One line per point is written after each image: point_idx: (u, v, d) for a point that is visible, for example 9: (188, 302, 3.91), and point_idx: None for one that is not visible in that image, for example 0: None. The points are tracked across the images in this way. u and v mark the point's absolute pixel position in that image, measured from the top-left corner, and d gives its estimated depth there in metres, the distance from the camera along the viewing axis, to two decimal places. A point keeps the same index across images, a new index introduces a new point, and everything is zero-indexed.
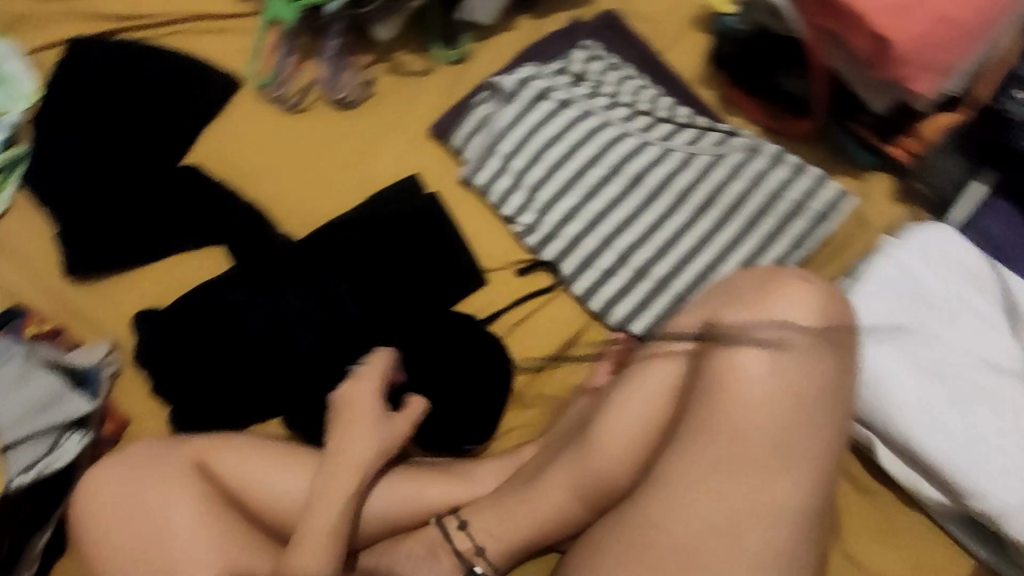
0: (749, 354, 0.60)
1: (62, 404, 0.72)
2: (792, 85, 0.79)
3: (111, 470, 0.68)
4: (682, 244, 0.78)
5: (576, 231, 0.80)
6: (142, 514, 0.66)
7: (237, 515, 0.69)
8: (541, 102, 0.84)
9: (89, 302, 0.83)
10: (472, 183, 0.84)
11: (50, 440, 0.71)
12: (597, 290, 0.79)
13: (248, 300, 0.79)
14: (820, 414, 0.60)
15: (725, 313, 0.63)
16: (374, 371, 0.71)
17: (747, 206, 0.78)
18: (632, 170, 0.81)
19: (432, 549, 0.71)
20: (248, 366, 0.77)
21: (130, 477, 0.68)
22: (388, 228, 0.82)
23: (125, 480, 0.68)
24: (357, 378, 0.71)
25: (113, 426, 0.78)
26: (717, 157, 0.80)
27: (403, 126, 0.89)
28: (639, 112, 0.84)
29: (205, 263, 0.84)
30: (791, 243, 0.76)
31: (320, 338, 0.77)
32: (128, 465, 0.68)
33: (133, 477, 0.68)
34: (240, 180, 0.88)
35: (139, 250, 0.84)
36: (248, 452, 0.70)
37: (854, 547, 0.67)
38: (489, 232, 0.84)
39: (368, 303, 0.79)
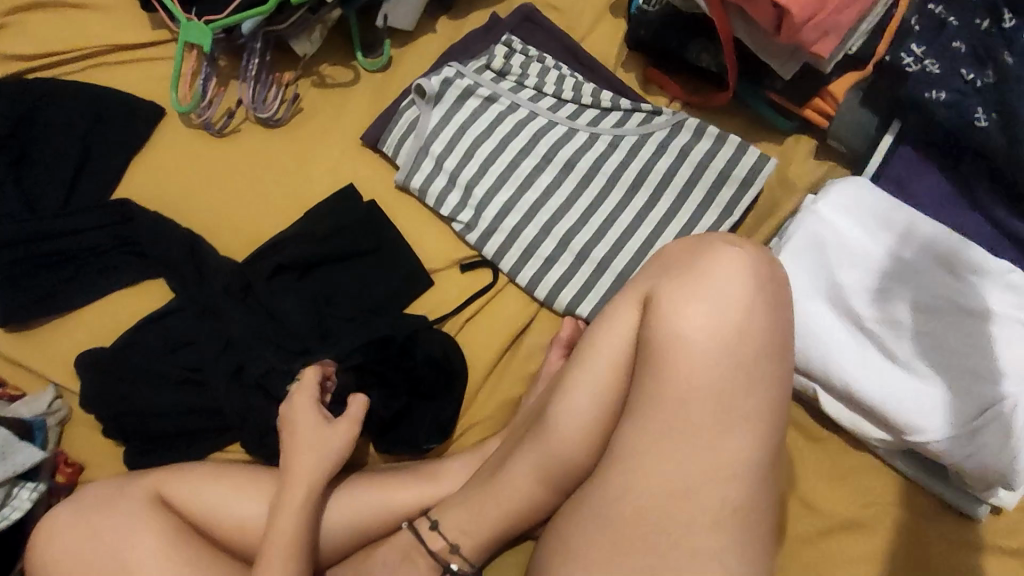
0: (689, 318, 0.62)
1: (13, 454, 0.70)
2: (707, 61, 0.81)
3: (67, 519, 0.67)
4: (619, 224, 0.80)
5: (515, 223, 0.81)
6: (103, 559, 0.65)
7: (204, 544, 0.68)
8: (468, 100, 0.85)
9: (24, 349, 0.81)
10: (408, 187, 0.85)
11: (1, 493, 0.69)
12: (541, 279, 0.80)
13: (194, 331, 0.79)
14: (766, 369, 0.62)
15: (663, 284, 0.64)
16: (305, 385, 0.71)
17: (676, 180, 0.80)
18: (563, 158, 0.82)
19: (406, 553, 0.72)
20: (200, 393, 0.77)
21: (87, 524, 0.66)
22: (327, 241, 0.82)
23: (82, 528, 0.66)
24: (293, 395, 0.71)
25: (67, 474, 0.76)
26: (643, 137, 0.82)
27: (333, 138, 0.89)
28: (564, 101, 0.86)
29: (148, 297, 0.83)
30: (721, 211, 0.79)
31: (270, 357, 0.77)
32: (82, 513, 0.67)
33: (90, 523, 0.66)
34: (173, 209, 0.87)
35: (74, 292, 0.82)
36: (208, 479, 0.69)
37: (813, 495, 0.69)
38: (431, 233, 0.84)
39: (314, 315, 0.79)
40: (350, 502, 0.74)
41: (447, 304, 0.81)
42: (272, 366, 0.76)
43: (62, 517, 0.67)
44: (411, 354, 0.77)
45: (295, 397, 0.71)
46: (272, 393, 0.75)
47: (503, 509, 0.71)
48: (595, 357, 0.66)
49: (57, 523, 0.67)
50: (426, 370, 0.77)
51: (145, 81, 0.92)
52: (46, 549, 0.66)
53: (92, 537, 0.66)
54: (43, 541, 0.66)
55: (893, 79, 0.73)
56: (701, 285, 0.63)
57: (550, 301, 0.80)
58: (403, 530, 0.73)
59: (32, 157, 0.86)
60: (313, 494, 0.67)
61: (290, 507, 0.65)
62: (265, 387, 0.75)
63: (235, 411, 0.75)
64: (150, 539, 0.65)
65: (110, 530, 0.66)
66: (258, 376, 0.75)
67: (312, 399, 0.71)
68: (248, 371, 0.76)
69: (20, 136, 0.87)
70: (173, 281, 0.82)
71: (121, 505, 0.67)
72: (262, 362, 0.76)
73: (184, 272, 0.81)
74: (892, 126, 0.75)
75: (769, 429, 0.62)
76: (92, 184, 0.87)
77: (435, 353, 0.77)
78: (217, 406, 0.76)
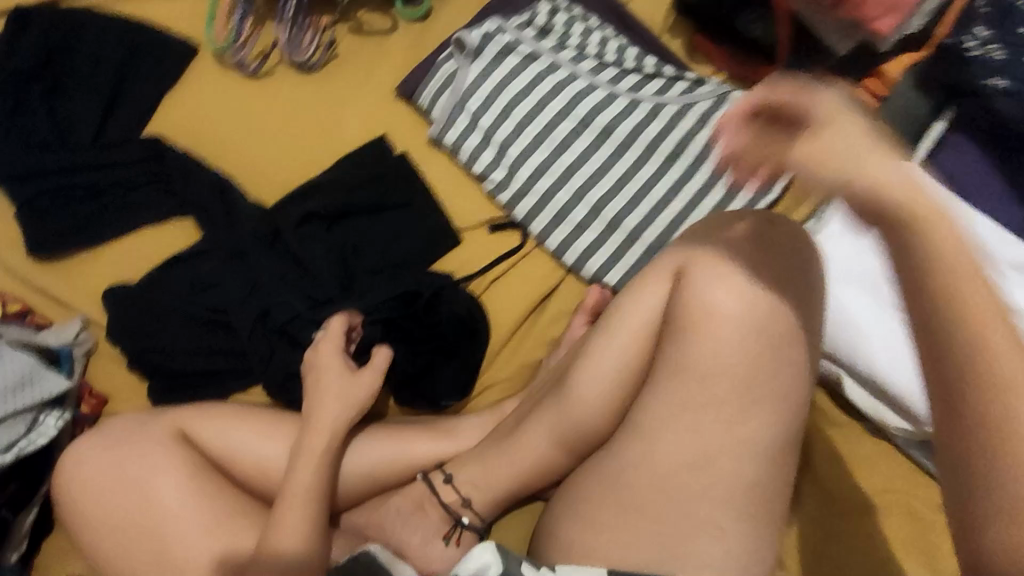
0: (721, 289, 0.61)
1: (37, 382, 0.71)
2: (760, 29, 0.78)
3: (93, 448, 0.68)
4: (653, 194, 0.79)
5: (548, 186, 0.80)
6: (126, 489, 0.66)
7: (225, 481, 0.69)
8: (508, 57, 0.83)
9: (52, 281, 0.81)
10: (441, 141, 0.83)
11: (26, 420, 0.70)
12: (570, 245, 0.79)
13: (220, 272, 0.79)
14: (795, 350, 0.61)
15: (698, 255, 0.64)
16: (331, 334, 0.72)
17: (715, 154, 0.79)
18: (601, 123, 0.81)
19: (420, 503, 0.74)
20: (224, 334, 0.78)
21: (111, 454, 0.67)
22: (356, 190, 0.81)
23: (107, 458, 0.67)
24: (318, 343, 0.72)
25: (91, 405, 0.77)
26: (684, 107, 0.81)
27: (369, 87, 0.88)
28: (606, 64, 0.83)
29: (176, 236, 0.83)
30: (759, 188, 0.77)
31: (295, 304, 0.77)
32: (107, 444, 0.68)
33: (115, 453, 0.67)
34: (204, 150, 0.86)
35: (101, 227, 0.82)
36: (230, 420, 0.70)
37: (829, 479, 0.69)
38: (461, 190, 0.83)
39: (341, 266, 0.80)
40: (368, 450, 0.75)
41: (474, 264, 0.81)
42: (300, 313, 0.76)
43: (86, 447, 0.68)
44: (437, 311, 0.77)
45: (322, 345, 0.72)
46: (298, 340, 0.76)
47: (518, 470, 0.71)
48: (621, 327, 0.66)
49: (81, 452, 0.68)
50: (451, 327, 0.77)
51: (180, 16, 0.90)
52: (70, 476, 0.67)
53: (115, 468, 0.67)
54: (68, 468, 0.68)
55: (953, 62, 0.71)
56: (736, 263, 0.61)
57: (577, 267, 0.79)
58: (418, 482, 0.75)
59: (65, 87, 0.85)
60: (333, 441, 0.68)
61: (312, 452, 0.66)
62: (291, 333, 0.76)
63: (260, 355, 0.76)
64: (172, 474, 0.67)
65: (133, 462, 0.67)
66: (285, 321, 0.76)
67: (338, 347, 0.72)
68: (274, 316, 0.76)
69: (53, 66, 0.86)
70: (202, 222, 0.82)
71: (144, 438, 0.68)
72: (289, 309, 0.76)
73: (213, 213, 0.81)
74: (945, 112, 0.74)
75: (791, 411, 0.62)
76: (124, 119, 0.86)
77: (460, 311, 0.77)
78: (241, 348, 0.77)
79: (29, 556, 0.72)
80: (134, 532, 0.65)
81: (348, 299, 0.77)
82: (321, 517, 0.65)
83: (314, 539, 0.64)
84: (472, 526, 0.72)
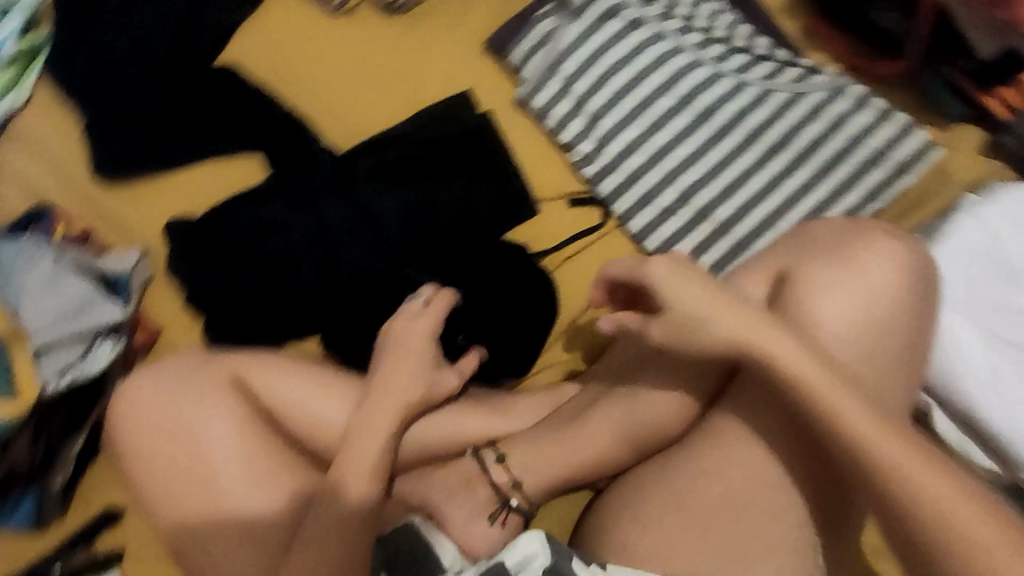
0: (824, 299, 0.58)
1: (94, 309, 0.69)
2: (889, 22, 0.74)
3: (147, 382, 0.66)
4: (750, 187, 0.73)
5: (637, 165, 0.75)
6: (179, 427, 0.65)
7: (277, 433, 0.68)
8: (610, 21, 0.78)
9: (114, 204, 0.79)
10: (529, 104, 0.79)
11: (82, 345, 0.69)
12: (654, 230, 0.75)
13: (285, 216, 0.75)
14: (889, 374, 0.58)
15: (804, 261, 0.60)
16: (435, 308, 0.69)
17: (823, 150, 0.73)
18: (702, 103, 0.75)
19: (469, 482, 0.71)
20: (282, 282, 0.74)
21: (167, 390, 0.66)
22: (435, 147, 0.77)
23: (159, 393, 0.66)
24: (419, 316, 0.69)
25: (144, 336, 0.75)
26: (796, 95, 0.74)
27: (457, 36, 0.83)
28: (714, 40, 0.77)
29: (242, 172, 0.80)
30: (868, 193, 0.71)
31: (363, 259, 0.74)
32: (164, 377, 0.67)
33: (170, 389, 0.66)
34: (279, 85, 0.82)
35: (168, 154, 0.79)
36: (289, 371, 0.69)
37: (869, 526, 0.70)
38: (543, 158, 0.79)
39: (411, 224, 0.75)
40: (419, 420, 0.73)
41: (550, 238, 0.77)
42: (368, 268, 0.73)
43: (141, 379, 0.67)
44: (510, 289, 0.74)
45: (420, 318, 0.69)
46: (361, 296, 0.73)
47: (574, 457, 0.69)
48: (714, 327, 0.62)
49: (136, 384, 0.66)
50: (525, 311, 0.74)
51: None
52: (122, 408, 0.66)
53: (168, 405, 0.65)
54: (121, 399, 0.66)
55: None
56: (851, 274, 0.58)
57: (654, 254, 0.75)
58: (468, 457, 0.72)
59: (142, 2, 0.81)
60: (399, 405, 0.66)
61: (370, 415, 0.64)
62: (354, 289, 0.73)
63: (323, 307, 0.74)
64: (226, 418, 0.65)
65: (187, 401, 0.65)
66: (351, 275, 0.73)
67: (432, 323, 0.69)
68: (342, 268, 0.74)
69: None
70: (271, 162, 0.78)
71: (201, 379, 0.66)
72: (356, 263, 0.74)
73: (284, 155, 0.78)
74: None
75: (880, 438, 0.58)
76: (198, 41, 0.82)
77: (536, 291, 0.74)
78: (299, 297, 0.74)
79: (72, 485, 0.71)
80: (183, 475, 0.64)
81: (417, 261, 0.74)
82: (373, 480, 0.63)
83: (366, 507, 0.63)
84: (520, 510, 0.69)
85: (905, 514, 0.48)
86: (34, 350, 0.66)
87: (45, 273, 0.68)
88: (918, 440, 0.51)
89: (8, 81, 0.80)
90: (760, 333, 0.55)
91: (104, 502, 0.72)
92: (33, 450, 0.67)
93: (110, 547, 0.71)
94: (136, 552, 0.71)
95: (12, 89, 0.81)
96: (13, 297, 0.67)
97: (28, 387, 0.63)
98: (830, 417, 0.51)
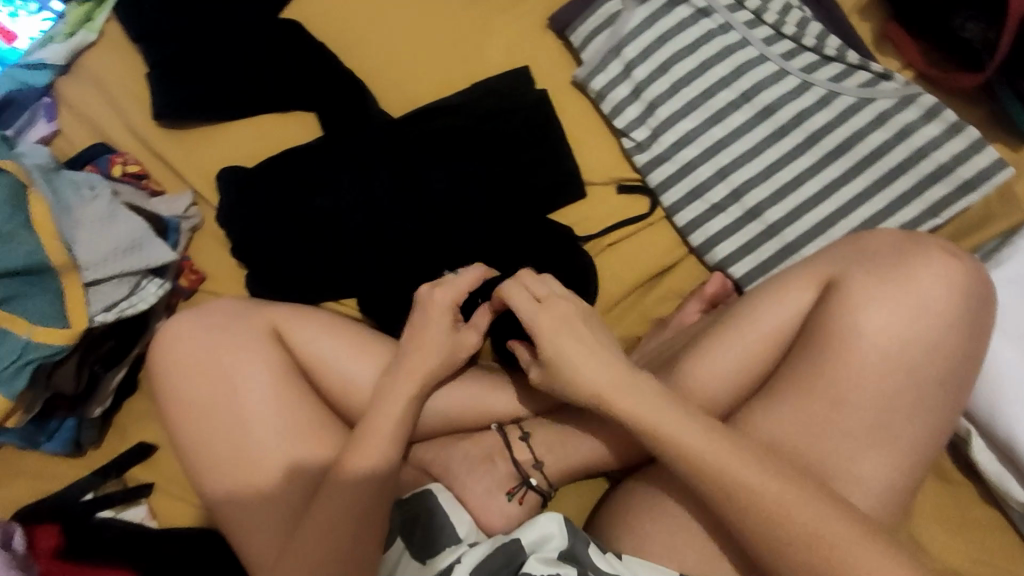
0: (873, 309, 0.57)
1: (146, 248, 0.71)
2: (972, 32, 0.70)
3: (188, 325, 0.68)
4: (804, 191, 0.72)
5: (690, 157, 0.74)
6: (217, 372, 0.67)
7: (309, 388, 0.69)
8: (677, 8, 0.76)
9: (169, 148, 0.80)
10: (586, 86, 0.78)
11: (131, 283, 0.70)
12: (700, 225, 0.74)
13: (334, 176, 0.76)
14: (930, 396, 0.57)
15: (854, 271, 0.59)
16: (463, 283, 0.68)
17: (885, 159, 0.70)
18: (764, 100, 0.74)
19: (489, 454, 0.72)
20: (326, 241, 0.75)
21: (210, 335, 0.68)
22: (488, 120, 0.77)
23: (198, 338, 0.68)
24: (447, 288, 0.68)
25: (189, 281, 0.77)
26: (862, 100, 0.72)
27: (520, 11, 0.82)
28: (782, 36, 0.76)
29: (296, 129, 0.81)
30: (927, 208, 0.69)
31: (407, 226, 0.74)
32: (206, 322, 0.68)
33: (211, 334, 0.68)
34: (339, 45, 0.82)
35: (225, 104, 0.80)
36: (326, 330, 0.70)
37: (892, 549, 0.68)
38: (596, 143, 0.78)
39: (457, 196, 0.75)
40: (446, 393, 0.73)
41: (597, 221, 0.77)
42: (411, 237, 0.74)
43: (184, 321, 0.68)
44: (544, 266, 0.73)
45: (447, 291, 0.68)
46: (402, 264, 0.74)
47: (594, 442, 0.71)
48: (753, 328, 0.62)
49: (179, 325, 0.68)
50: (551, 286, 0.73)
51: None
52: (162, 348, 0.68)
53: (206, 350, 0.67)
54: (162, 340, 0.68)
55: None
56: (903, 289, 0.57)
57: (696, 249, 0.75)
58: (493, 432, 0.73)
59: None
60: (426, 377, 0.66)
61: (404, 384, 0.64)
62: (395, 256, 0.74)
63: (363, 270, 0.75)
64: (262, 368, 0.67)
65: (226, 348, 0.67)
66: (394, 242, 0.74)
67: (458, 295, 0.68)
68: (386, 234, 0.74)
69: None
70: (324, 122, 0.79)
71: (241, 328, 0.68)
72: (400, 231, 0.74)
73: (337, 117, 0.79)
74: None
75: (909, 458, 0.58)
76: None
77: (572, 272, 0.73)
78: (341, 258, 0.75)
79: (106, 415, 0.74)
80: (215, 418, 0.66)
81: (459, 233, 0.74)
82: (398, 446, 0.64)
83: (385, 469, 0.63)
84: (539, 489, 0.70)
85: (774, 554, 0.55)
86: (86, 282, 0.67)
87: (102, 209, 0.70)
88: (796, 480, 0.56)
89: (80, 19, 0.83)
90: (619, 393, 0.60)
91: (136, 437, 0.75)
92: (77, 379, 0.69)
93: (143, 479, 0.74)
94: (168, 486, 0.74)
95: (83, 26, 0.83)
96: (68, 227, 0.68)
97: (78, 317, 0.66)
98: (739, 467, 0.56)
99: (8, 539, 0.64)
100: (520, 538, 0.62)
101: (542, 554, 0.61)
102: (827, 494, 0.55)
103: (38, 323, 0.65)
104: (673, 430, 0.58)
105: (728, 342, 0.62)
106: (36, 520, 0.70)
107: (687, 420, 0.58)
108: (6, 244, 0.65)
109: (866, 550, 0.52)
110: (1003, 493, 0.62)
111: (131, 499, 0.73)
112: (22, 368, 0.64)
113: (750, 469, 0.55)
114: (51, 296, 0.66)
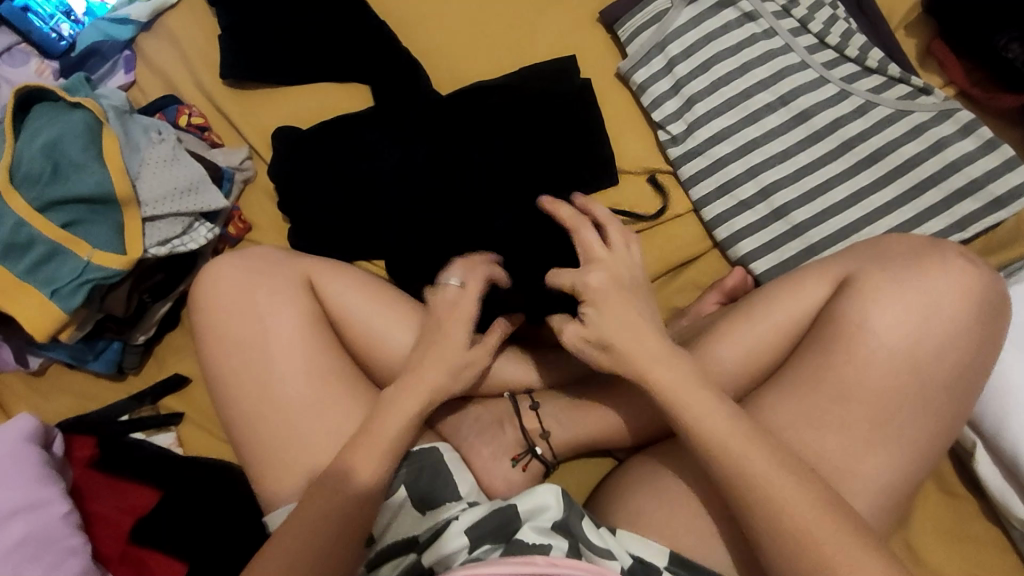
0: (886, 309, 0.58)
1: (201, 193, 0.76)
2: (1016, 52, 0.71)
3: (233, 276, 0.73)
4: (833, 196, 0.73)
5: (723, 154, 0.76)
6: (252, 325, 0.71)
7: (334, 337, 0.73)
8: (724, 10, 0.78)
9: (231, 105, 0.86)
10: (628, 79, 0.81)
11: (184, 223, 0.75)
12: (726, 220, 0.75)
13: (379, 142, 0.80)
14: (937, 399, 0.58)
15: (870, 271, 0.60)
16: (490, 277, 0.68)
17: (916, 171, 0.72)
18: (801, 105, 0.75)
19: (500, 419, 0.74)
20: (365, 202, 0.79)
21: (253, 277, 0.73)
22: (532, 102, 0.80)
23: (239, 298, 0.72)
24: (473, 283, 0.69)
25: (237, 229, 0.82)
26: (899, 112, 0.73)
27: (571, 4, 0.86)
28: (825, 46, 0.77)
29: (350, 98, 0.86)
30: (954, 221, 0.70)
31: (443, 195, 0.78)
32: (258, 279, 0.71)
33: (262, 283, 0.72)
34: (397, 22, 0.87)
35: (287, 70, 0.85)
36: (357, 285, 0.74)
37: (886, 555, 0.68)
38: (632, 135, 0.81)
39: (493, 172, 0.78)
40: None
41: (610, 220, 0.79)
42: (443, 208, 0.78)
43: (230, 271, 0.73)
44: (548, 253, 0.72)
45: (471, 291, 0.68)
46: (434, 231, 0.77)
47: (601, 420, 0.73)
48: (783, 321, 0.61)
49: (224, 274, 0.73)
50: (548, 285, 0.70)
51: None
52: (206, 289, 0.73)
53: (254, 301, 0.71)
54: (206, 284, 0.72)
55: None
56: (919, 291, 0.58)
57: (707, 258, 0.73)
58: (504, 400, 0.76)
59: None
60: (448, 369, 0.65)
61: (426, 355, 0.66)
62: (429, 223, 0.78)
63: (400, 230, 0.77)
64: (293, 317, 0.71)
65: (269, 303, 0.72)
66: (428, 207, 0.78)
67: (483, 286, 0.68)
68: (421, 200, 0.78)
69: None
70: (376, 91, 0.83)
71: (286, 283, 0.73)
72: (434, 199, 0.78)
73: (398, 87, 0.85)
74: None
75: (910, 459, 0.58)
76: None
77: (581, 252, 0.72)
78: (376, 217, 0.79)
79: (151, 344, 0.80)
80: (245, 354, 0.70)
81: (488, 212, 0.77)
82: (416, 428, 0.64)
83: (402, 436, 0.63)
84: (543, 458, 0.72)
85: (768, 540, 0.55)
86: (145, 217, 0.73)
87: (166, 151, 0.75)
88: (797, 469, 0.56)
89: None
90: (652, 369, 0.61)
91: (170, 369, 0.80)
92: (128, 303, 0.74)
93: (176, 409, 0.79)
94: (197, 418, 0.79)
95: None
96: (134, 166, 0.74)
97: (134, 247, 0.71)
98: (738, 447, 0.56)
99: (49, 443, 0.69)
100: (517, 505, 0.64)
101: (536, 523, 0.63)
102: (823, 484, 0.56)
103: (99, 248, 0.70)
104: (677, 406, 0.59)
105: (739, 330, 0.64)
106: (77, 431, 0.75)
107: (696, 399, 0.59)
108: (78, 173, 0.70)
109: (858, 541, 0.53)
110: (1003, 508, 0.62)
111: (163, 425, 0.78)
112: (80, 286, 0.69)
113: (752, 449, 0.56)
114: (113, 227, 0.71)
